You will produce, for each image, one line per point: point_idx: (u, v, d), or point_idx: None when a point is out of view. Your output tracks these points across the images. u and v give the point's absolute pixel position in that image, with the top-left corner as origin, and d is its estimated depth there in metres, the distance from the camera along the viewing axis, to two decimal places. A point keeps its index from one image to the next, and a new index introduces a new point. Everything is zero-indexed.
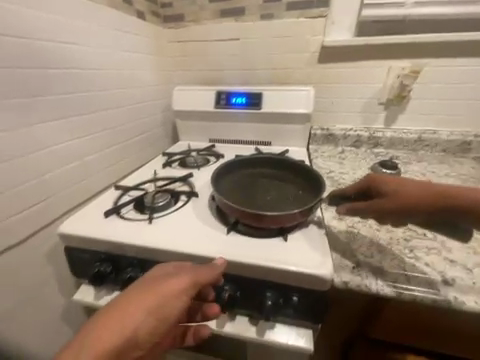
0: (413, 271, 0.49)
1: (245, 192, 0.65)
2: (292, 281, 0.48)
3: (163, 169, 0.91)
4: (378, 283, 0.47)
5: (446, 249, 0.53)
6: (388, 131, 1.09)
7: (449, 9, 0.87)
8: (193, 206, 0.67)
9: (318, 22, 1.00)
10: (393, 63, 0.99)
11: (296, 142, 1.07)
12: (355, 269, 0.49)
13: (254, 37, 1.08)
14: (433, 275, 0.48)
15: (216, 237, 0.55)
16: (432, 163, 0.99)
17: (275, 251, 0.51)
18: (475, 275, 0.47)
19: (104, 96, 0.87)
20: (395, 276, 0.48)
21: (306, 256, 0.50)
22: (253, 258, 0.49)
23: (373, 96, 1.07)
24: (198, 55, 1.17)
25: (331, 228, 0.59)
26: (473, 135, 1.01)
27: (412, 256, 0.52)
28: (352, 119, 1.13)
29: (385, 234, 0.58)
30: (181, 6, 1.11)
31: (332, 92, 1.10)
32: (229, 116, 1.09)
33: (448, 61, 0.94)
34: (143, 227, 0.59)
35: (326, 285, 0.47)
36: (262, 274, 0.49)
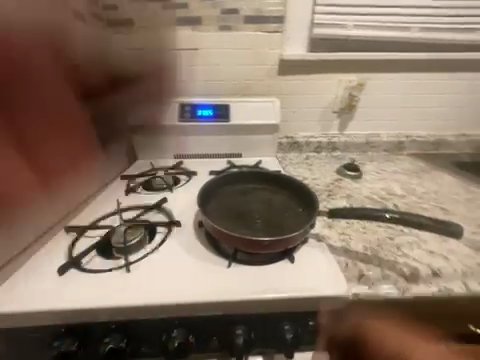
0: (408, 269, 0.52)
1: (236, 214, 0.59)
2: (305, 307, 0.46)
3: (126, 196, 0.76)
4: (383, 287, 0.48)
5: (423, 241, 0.59)
6: (342, 136, 1.20)
7: (379, 33, 1.04)
8: (176, 237, 0.56)
9: (275, 37, 1.03)
10: (341, 76, 1.11)
11: (266, 151, 1.07)
12: (361, 278, 0.49)
13: (213, 47, 1.04)
14: (423, 269, 0.52)
15: (217, 274, 0.48)
16: (381, 162, 1.13)
17: (286, 277, 0.47)
18: (452, 261, 0.54)
19: (39, 113, 0.68)
20: (396, 278, 0.50)
21: (315, 276, 0.47)
22: (262, 292, 0.45)
23: (328, 105, 1.16)
24: (151, 64, 1.06)
25: (327, 238, 0.58)
26: (405, 136, 1.20)
27: (402, 253, 0.55)
28: (311, 126, 1.20)
29: (373, 236, 0.60)
30: (127, 10, 0.99)
31: (293, 102, 1.15)
32: (195, 129, 1.01)
33: (382, 76, 1.11)
34: (119, 277, 0.48)
35: (341, 303, 0.46)
36: (274, 307, 0.45)
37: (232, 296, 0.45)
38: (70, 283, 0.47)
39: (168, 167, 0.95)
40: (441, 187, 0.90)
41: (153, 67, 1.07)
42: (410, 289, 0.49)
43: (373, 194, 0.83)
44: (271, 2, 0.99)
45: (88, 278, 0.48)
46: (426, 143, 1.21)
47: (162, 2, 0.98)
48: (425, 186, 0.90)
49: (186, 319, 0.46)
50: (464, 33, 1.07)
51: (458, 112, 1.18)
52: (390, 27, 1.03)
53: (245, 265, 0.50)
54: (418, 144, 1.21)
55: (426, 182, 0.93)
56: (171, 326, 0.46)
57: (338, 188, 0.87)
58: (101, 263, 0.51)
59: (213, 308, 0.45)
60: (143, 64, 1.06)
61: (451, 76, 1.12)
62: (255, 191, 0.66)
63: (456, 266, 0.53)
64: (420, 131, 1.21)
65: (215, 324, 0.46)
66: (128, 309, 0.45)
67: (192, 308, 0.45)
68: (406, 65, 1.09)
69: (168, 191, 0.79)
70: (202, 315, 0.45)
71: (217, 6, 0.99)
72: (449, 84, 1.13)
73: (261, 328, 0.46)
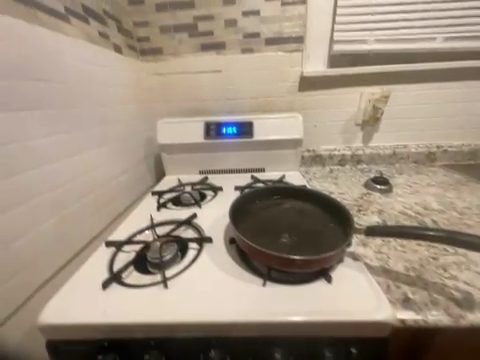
0: (459, 293, 0.47)
1: (263, 231, 0.60)
2: (351, 332, 0.43)
3: (158, 211, 0.80)
4: (434, 313, 0.44)
5: (472, 262, 0.54)
6: (367, 148, 1.18)
7: (402, 46, 1.03)
8: (209, 254, 0.58)
9: (295, 56, 1.07)
10: (363, 89, 1.10)
11: (289, 166, 1.07)
12: (406, 302, 0.45)
13: (236, 69, 1.10)
14: (477, 294, 0.47)
15: (253, 293, 0.47)
16: (411, 174, 1.08)
17: (325, 299, 0.45)
18: None
19: (80, 137, 0.74)
20: (446, 303, 0.45)
21: (357, 299, 0.45)
22: (305, 314, 0.42)
23: (350, 119, 1.15)
24: (178, 87, 1.14)
25: (362, 257, 0.56)
26: (436, 146, 1.15)
27: (449, 275, 0.51)
28: (334, 139, 1.19)
29: (414, 255, 0.56)
30: (158, 40, 1.09)
31: (314, 117, 1.16)
32: (219, 146, 1.05)
33: (408, 86, 1.08)
34: (157, 293, 0.48)
35: (388, 329, 0.43)
36: (317, 330, 0.43)
37: (274, 316, 0.42)
38: (111, 297, 0.48)
39: (195, 183, 0.99)
40: None
41: (180, 89, 1.14)
42: (465, 317, 0.44)
43: (407, 209, 0.79)
44: (291, 24, 1.03)
45: (129, 292, 0.48)
46: (459, 153, 1.15)
47: (189, 31, 1.06)
48: (466, 200, 0.83)
49: (224, 341, 0.44)
50: None
51: None
52: (414, 39, 1.02)
53: (281, 283, 0.49)
54: (451, 154, 1.15)
55: (466, 195, 0.87)
56: (208, 347, 0.44)
57: (368, 202, 0.85)
58: (139, 278, 0.53)
59: (253, 330, 0.43)
60: (172, 88, 1.14)
61: None
62: (276, 209, 0.68)
63: None
64: (452, 140, 1.15)
65: (253, 347, 0.44)
66: (166, 328, 0.43)
67: (230, 329, 0.43)
68: (433, 74, 1.06)
69: (197, 207, 0.81)
70: (241, 336, 0.44)
71: (240, 31, 1.05)
72: None
73: (298, 353, 0.44)
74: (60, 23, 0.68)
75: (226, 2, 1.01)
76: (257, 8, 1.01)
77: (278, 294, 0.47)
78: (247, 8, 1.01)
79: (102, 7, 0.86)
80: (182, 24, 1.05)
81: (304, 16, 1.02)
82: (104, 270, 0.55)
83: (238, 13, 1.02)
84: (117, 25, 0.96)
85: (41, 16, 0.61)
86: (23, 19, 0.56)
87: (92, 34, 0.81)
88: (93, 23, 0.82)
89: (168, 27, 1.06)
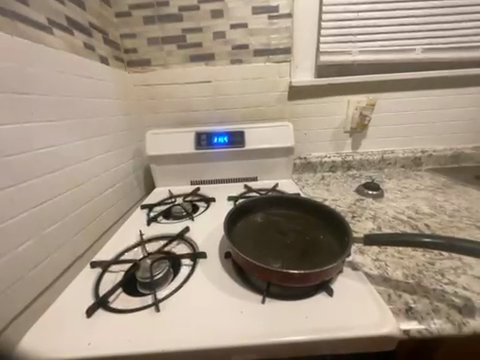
0: (459, 298, 0.46)
1: (259, 244, 0.58)
2: (356, 348, 0.41)
3: (148, 226, 0.76)
4: (436, 322, 0.43)
5: (467, 266, 0.54)
6: (356, 154, 1.20)
7: (384, 56, 1.08)
8: (204, 270, 0.55)
9: (283, 66, 1.09)
10: (350, 97, 1.13)
11: (281, 174, 1.07)
12: (409, 312, 0.44)
13: (225, 79, 1.11)
14: (476, 299, 0.46)
15: (251, 311, 0.44)
16: (400, 178, 1.11)
17: (327, 314, 0.43)
18: None
19: (64, 151, 0.71)
20: (447, 310, 0.44)
21: (360, 312, 0.43)
22: (308, 332, 0.40)
23: (339, 126, 1.18)
24: (168, 97, 1.13)
25: (361, 266, 0.55)
26: (421, 151, 1.19)
27: (447, 281, 0.50)
28: (324, 146, 1.21)
29: (411, 261, 0.56)
30: (146, 52, 1.08)
31: (304, 125, 1.17)
32: (211, 156, 1.03)
33: (392, 94, 1.12)
34: (149, 318, 0.44)
35: (392, 342, 0.41)
36: (321, 349, 0.40)
37: (276, 336, 0.40)
38: (97, 325, 0.43)
39: (187, 194, 0.96)
40: (471, 203, 0.85)
41: (170, 100, 1.13)
42: (466, 324, 0.43)
43: (400, 213, 0.80)
44: (278, 35, 1.05)
45: (117, 318, 0.44)
46: (443, 157, 1.19)
47: (177, 43, 1.06)
48: (454, 203, 0.85)
49: None
50: (471, 49, 1.08)
51: (474, 125, 1.17)
52: (395, 50, 1.07)
53: (280, 299, 0.47)
54: (435, 158, 1.19)
55: (453, 198, 0.89)
56: None
57: (361, 208, 0.85)
58: (128, 301, 0.49)
59: (254, 353, 0.40)
60: (161, 98, 1.13)
61: (463, 91, 1.11)
62: (270, 221, 0.67)
63: None
64: (436, 145, 1.20)
65: None
66: (159, 357, 0.39)
67: (230, 353, 0.40)
68: (415, 83, 1.10)
69: (189, 219, 0.78)
70: None
71: (228, 42, 1.06)
72: (462, 98, 1.12)
73: None
74: (42, 34, 0.65)
75: (214, 15, 1.02)
76: (244, 20, 1.03)
77: (278, 311, 0.44)
78: (234, 20, 1.03)
79: (87, 19, 0.85)
80: (170, 35, 1.05)
81: (291, 28, 1.04)
82: (90, 295, 0.50)
83: (226, 25, 1.04)
84: (103, 36, 0.94)
85: (22, 27, 0.59)
86: (2, 30, 0.54)
87: (77, 45, 0.79)
88: (78, 34, 0.80)
89: (156, 38, 1.06)
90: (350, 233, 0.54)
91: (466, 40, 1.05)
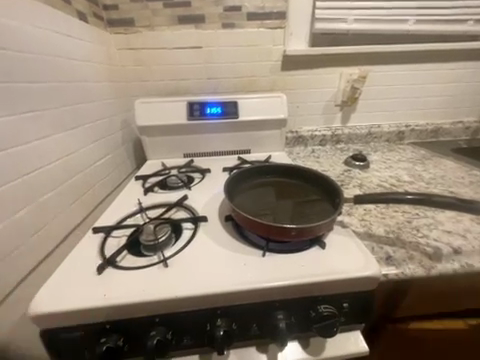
0: (428, 247, 0.54)
1: (257, 209, 0.62)
2: (344, 289, 0.47)
3: (145, 195, 0.77)
4: (410, 267, 0.50)
5: (438, 222, 0.62)
6: (345, 128, 1.24)
7: (379, 26, 1.06)
8: (206, 232, 0.58)
9: (278, 33, 1.05)
10: (343, 70, 1.13)
11: (274, 146, 1.08)
12: (388, 259, 0.51)
13: (217, 45, 1.05)
14: (444, 248, 0.54)
15: (255, 263, 0.49)
16: (384, 151, 1.17)
17: (321, 263, 0.49)
18: (469, 239, 0.56)
19: (50, 117, 0.66)
20: (420, 258, 0.51)
21: (349, 259, 0.50)
22: (305, 276, 0.46)
23: (331, 99, 1.19)
24: (155, 63, 1.06)
25: (348, 224, 0.61)
26: (405, 126, 1.25)
27: (421, 234, 0.58)
28: (315, 120, 1.23)
29: (392, 221, 0.63)
30: (129, 9, 0.98)
31: (297, 98, 1.17)
32: (204, 128, 1.01)
33: (382, 68, 1.14)
34: (158, 273, 0.47)
35: (376, 282, 0.48)
36: (315, 291, 0.46)
37: (277, 280, 0.45)
38: (110, 280, 0.46)
39: (181, 166, 0.96)
40: (446, 172, 0.93)
41: (158, 67, 1.06)
42: (434, 267, 0.50)
43: (383, 181, 0.87)
44: None
45: (130, 272, 0.48)
46: (424, 131, 1.26)
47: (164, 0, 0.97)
48: (430, 172, 0.93)
49: (229, 309, 0.46)
50: (459, 23, 1.09)
51: (454, 100, 1.23)
52: (389, 20, 1.06)
53: (278, 253, 0.52)
54: (417, 133, 1.26)
55: (430, 168, 0.97)
56: (215, 318, 0.46)
57: (349, 177, 0.91)
58: (135, 260, 0.51)
59: (257, 296, 0.45)
60: (148, 64, 1.06)
61: (447, 66, 1.15)
62: (265, 188, 0.70)
63: (473, 242, 0.55)
64: (419, 120, 1.26)
65: (257, 312, 0.47)
66: (172, 303, 0.43)
67: (236, 298, 0.44)
68: (404, 56, 1.12)
69: (186, 188, 0.79)
70: (245, 305, 0.46)
71: (220, 3, 0.99)
72: (446, 74, 1.17)
73: (298, 315, 0.48)
74: None
75: None
76: None
77: (277, 262, 0.50)
78: None
79: None
80: None
81: None
82: (97, 256, 0.52)
83: None
84: None
85: None
86: None
87: None
88: None
89: None
90: (341, 196, 0.58)
91: (455, 12, 1.07)
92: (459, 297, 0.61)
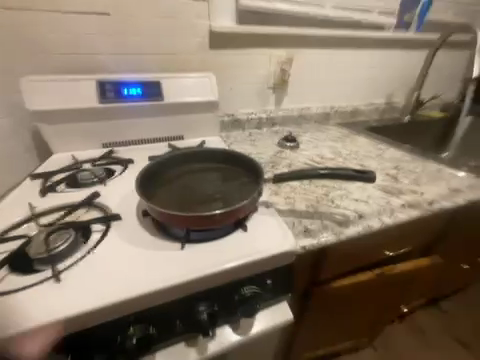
0: (339, 215, 0.60)
1: (179, 201, 0.59)
2: (264, 267, 0.49)
3: (44, 197, 0.63)
4: (323, 235, 0.54)
5: (349, 192, 0.69)
6: (279, 111, 1.27)
7: (300, 8, 1.09)
8: (119, 233, 0.52)
9: (202, 7, 0.97)
10: (272, 51, 1.14)
11: (209, 131, 1.03)
12: (306, 232, 0.55)
13: (130, 14, 0.90)
14: (351, 214, 0.61)
15: (171, 259, 0.47)
16: (313, 132, 1.26)
17: (242, 246, 0.50)
18: (370, 203, 0.65)
19: None
20: (332, 226, 0.57)
21: (269, 237, 0.51)
22: (223, 263, 0.46)
23: (263, 82, 1.19)
24: (47, 31, 0.83)
25: (274, 204, 0.63)
26: (329, 107, 1.36)
27: (335, 204, 0.64)
28: (251, 103, 1.22)
29: (313, 195, 0.67)
30: None
31: (230, 79, 1.12)
32: (124, 111, 0.87)
33: (306, 51, 1.19)
34: (48, 291, 0.41)
35: (293, 255, 0.51)
36: (235, 275, 0.47)
37: (193, 273, 0.44)
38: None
39: (98, 158, 0.81)
40: (359, 147, 1.06)
41: (52, 35, 0.84)
42: (343, 232, 0.56)
43: (309, 160, 0.93)
44: None
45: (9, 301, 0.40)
46: (345, 113, 1.40)
47: None
48: (348, 149, 1.04)
49: (145, 314, 0.43)
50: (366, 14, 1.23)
51: (366, 84, 1.40)
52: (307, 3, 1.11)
53: (199, 243, 0.50)
54: (339, 113, 1.39)
55: (348, 145, 1.09)
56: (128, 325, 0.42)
57: (280, 159, 0.94)
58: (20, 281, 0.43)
59: (172, 294, 0.43)
60: (37, 31, 0.82)
61: (358, 53, 1.29)
62: (190, 176, 0.67)
63: (374, 206, 0.64)
64: (341, 102, 1.39)
65: (176, 309, 0.45)
66: (70, 325, 0.39)
67: (149, 301, 0.42)
68: (325, 41, 1.20)
69: (101, 184, 0.68)
70: (164, 303, 0.44)
71: None
72: (358, 60, 1.31)
73: (224, 300, 0.47)
74: None
75: None
76: None
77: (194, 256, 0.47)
78: None
79: None
80: None
81: None
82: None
83: None
84: None
85: None
86: None
87: None
88: None
89: None
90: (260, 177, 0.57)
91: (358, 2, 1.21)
92: (368, 255, 0.71)
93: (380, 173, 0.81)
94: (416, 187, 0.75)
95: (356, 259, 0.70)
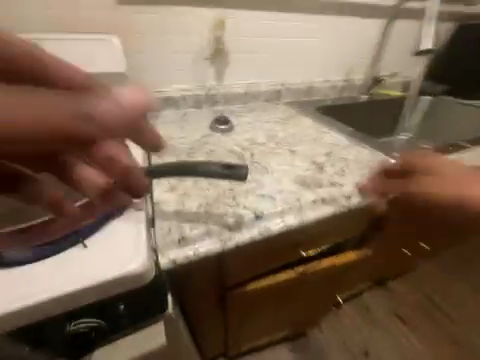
0: (232, 216, 0.51)
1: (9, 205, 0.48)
2: (100, 296, 0.38)
3: None
4: (203, 245, 0.46)
5: (260, 186, 0.60)
6: (221, 88, 1.09)
7: None
8: None
9: None
10: (200, 12, 0.96)
11: None
12: (181, 241, 0.46)
13: None
14: (248, 214, 0.52)
15: None
16: (260, 112, 1.10)
17: (71, 268, 0.38)
18: (277, 200, 0.56)
19: None
20: (219, 231, 0.47)
21: (112, 254, 0.40)
22: (31, 298, 0.35)
23: (195, 51, 1.00)
24: None
25: (161, 204, 0.53)
26: (281, 84, 1.19)
27: (234, 203, 0.54)
28: (183, 77, 1.03)
29: (213, 192, 0.57)
30: None
31: (149, 47, 0.95)
32: None
33: (243, 14, 1.02)
34: None
35: (146, 275, 0.39)
36: (54, 308, 0.36)
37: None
38: None
39: None
40: (299, 130, 0.95)
41: None
42: (230, 240, 0.47)
43: (235, 146, 0.80)
44: None
45: None
46: (298, 91, 1.23)
47: None
48: (287, 132, 0.92)
49: None
50: None
51: (322, 57, 1.24)
52: None
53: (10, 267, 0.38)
54: (293, 91, 1.22)
55: (289, 128, 0.96)
56: None
57: (202, 145, 0.81)
58: None
59: None
60: None
61: (308, 19, 1.13)
62: None
63: (280, 204, 0.55)
64: (295, 78, 1.22)
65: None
66: None
67: None
68: (264, 3, 1.03)
69: None
70: None
71: None
72: (308, 27, 1.15)
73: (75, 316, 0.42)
74: None
75: None
76: None
77: (6, 279, 0.37)
78: None
79: None
80: None
81: None
82: None
83: None
84: None
85: None
86: None
87: None
88: None
89: None
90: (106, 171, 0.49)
91: None
92: (279, 252, 0.65)
93: (304, 161, 0.73)
94: (337, 179, 0.67)
95: (266, 256, 0.64)
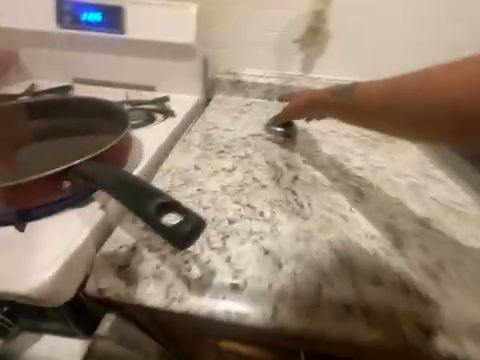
0: (203, 267, 0.41)
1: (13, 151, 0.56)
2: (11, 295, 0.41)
3: None
4: (149, 288, 0.40)
5: (271, 234, 0.45)
6: (304, 79, 0.80)
7: None
8: None
9: None
10: None
11: (181, 84, 0.76)
12: (128, 270, 0.41)
13: None
14: (223, 275, 0.41)
15: None
16: None
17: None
18: (278, 271, 0.41)
19: None
20: (173, 280, 0.40)
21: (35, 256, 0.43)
22: None
23: (285, 29, 0.77)
24: None
25: None
26: None
27: (219, 245, 0.44)
28: (262, 60, 0.80)
29: (207, 214, 0.48)
30: None
31: (234, 17, 0.78)
32: (85, 41, 0.74)
33: None
34: None
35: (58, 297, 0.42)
36: None
37: None
38: None
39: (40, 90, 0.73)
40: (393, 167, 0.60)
41: None
42: (177, 299, 0.39)
43: (280, 159, 0.60)
44: None
45: None
46: None
47: None
48: (372, 165, 0.60)
49: None
50: None
51: None
52: None
53: None
54: None
55: (381, 160, 0.61)
56: None
57: (244, 144, 0.64)
58: None
59: None
60: None
61: None
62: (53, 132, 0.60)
63: (273, 280, 0.40)
64: None
65: None
66: None
67: None
68: None
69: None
70: None
71: None
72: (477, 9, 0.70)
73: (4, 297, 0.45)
74: None
75: None
76: None
77: None
78: None
79: None
80: None
81: None
82: None
83: None
84: None
85: None
86: None
87: None
88: None
89: None
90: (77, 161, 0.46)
91: None
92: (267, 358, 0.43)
93: (367, 228, 0.47)
94: (404, 283, 0.41)
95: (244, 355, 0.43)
